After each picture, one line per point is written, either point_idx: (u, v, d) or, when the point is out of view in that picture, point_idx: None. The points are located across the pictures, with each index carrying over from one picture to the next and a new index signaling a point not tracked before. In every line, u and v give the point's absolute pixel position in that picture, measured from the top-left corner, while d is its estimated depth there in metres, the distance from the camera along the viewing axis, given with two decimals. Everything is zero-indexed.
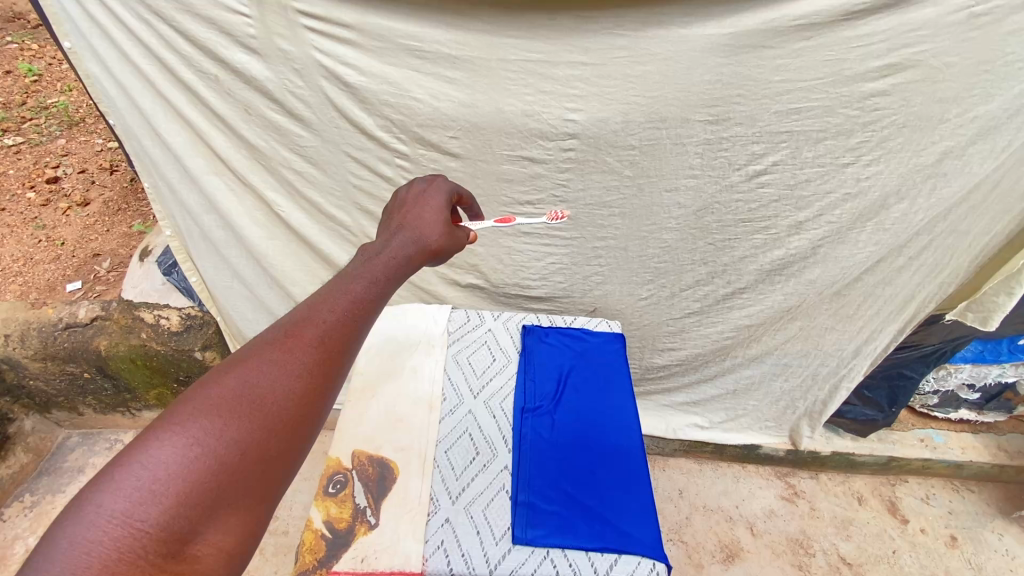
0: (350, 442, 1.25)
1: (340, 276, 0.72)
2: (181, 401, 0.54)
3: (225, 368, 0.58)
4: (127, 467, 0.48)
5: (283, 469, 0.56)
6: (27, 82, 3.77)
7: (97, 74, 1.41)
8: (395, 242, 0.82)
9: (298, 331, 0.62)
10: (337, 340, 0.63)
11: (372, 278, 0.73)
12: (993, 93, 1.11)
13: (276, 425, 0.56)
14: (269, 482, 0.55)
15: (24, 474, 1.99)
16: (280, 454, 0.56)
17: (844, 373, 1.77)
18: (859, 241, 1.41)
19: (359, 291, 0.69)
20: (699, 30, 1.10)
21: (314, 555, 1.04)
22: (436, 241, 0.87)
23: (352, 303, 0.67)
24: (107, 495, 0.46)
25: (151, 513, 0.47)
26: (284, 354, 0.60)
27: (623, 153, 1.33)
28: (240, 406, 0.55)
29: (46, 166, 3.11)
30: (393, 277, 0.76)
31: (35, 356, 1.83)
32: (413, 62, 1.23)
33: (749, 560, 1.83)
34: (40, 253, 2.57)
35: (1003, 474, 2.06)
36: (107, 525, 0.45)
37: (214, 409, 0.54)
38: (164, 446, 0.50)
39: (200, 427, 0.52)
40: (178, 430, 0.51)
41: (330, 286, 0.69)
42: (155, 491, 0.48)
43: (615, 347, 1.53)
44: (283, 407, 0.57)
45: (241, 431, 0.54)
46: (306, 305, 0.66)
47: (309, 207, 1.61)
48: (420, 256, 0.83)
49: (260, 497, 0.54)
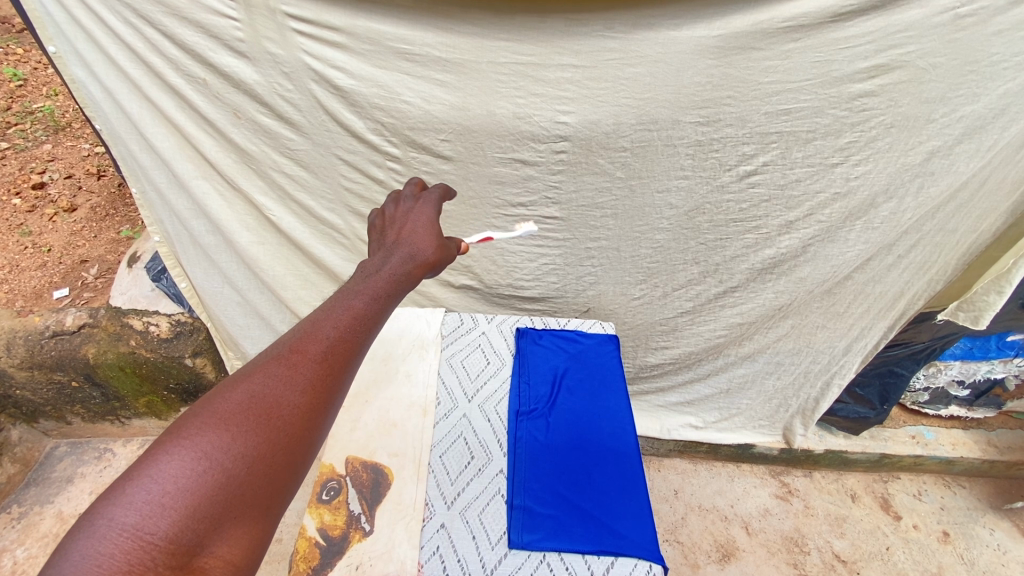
0: (343, 448, 1.24)
1: (342, 291, 0.71)
2: (190, 415, 0.54)
3: (230, 383, 0.58)
4: (137, 481, 0.48)
5: (287, 482, 0.55)
6: (12, 86, 3.73)
7: (83, 79, 1.40)
8: (395, 257, 0.80)
9: (301, 346, 0.61)
10: (340, 355, 0.62)
11: (374, 293, 0.72)
12: (978, 93, 1.13)
13: (281, 440, 0.55)
14: (274, 494, 0.54)
15: (12, 484, 1.95)
16: (285, 467, 0.55)
17: (836, 370, 1.78)
18: (848, 240, 1.42)
19: (361, 306, 0.69)
20: (688, 31, 1.11)
21: (308, 563, 1.02)
22: (436, 255, 0.85)
23: (354, 318, 0.66)
24: (118, 509, 0.46)
25: (160, 526, 0.46)
26: (289, 369, 0.59)
27: (615, 155, 1.33)
28: (245, 420, 0.54)
29: (32, 171, 3.06)
30: (394, 290, 0.75)
31: (22, 364, 1.80)
32: (403, 65, 1.22)
33: (745, 559, 1.84)
34: (27, 260, 2.53)
35: (993, 469, 2.08)
36: (118, 538, 0.44)
37: (221, 423, 0.53)
38: (173, 460, 0.50)
39: (207, 441, 0.52)
40: (186, 443, 0.51)
41: (332, 302, 0.68)
42: (164, 504, 0.47)
43: (609, 349, 1.53)
44: (288, 422, 0.56)
45: (248, 445, 0.53)
46: (308, 321, 0.65)
47: (300, 210, 1.59)
48: (420, 270, 0.82)
49: (265, 510, 0.53)
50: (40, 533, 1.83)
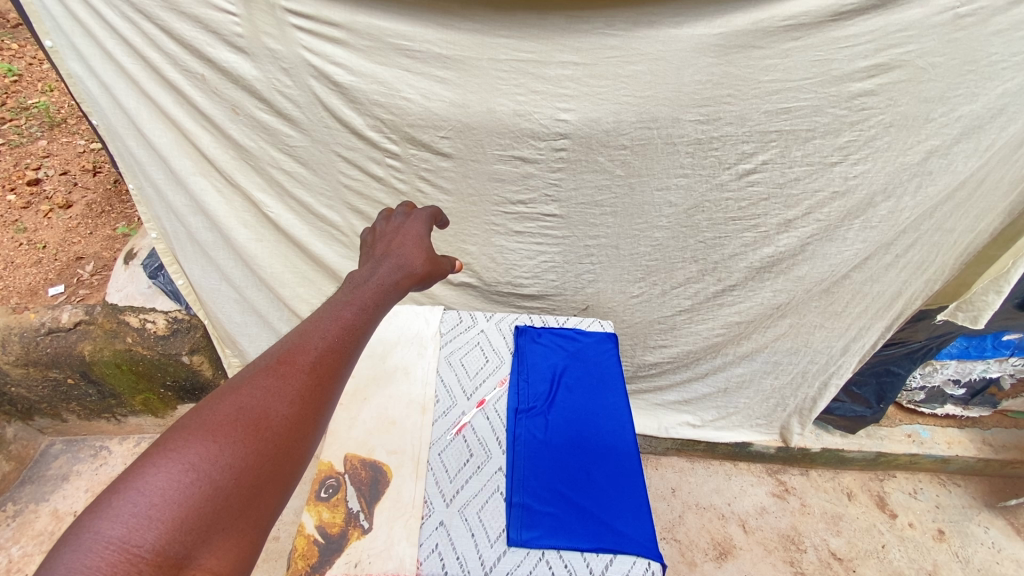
0: (341, 446, 1.23)
1: (329, 304, 0.72)
2: (177, 426, 0.53)
3: (218, 395, 0.57)
4: (123, 493, 0.47)
5: (276, 493, 0.54)
6: (7, 81, 3.69)
7: (80, 74, 1.39)
8: (382, 269, 0.82)
9: (290, 357, 0.62)
10: (328, 365, 0.63)
11: (361, 304, 0.73)
12: (977, 93, 1.13)
13: (270, 450, 0.55)
14: (262, 505, 0.53)
15: (7, 482, 1.93)
16: (274, 477, 0.55)
17: (833, 370, 1.79)
18: (846, 238, 1.42)
19: (349, 318, 0.70)
20: (689, 29, 1.11)
21: (307, 561, 1.02)
22: (422, 267, 0.88)
23: (342, 329, 0.68)
24: (104, 521, 0.45)
25: (148, 538, 0.45)
26: (277, 380, 0.59)
27: (615, 152, 1.33)
28: (234, 430, 0.54)
29: (26, 168, 3.03)
30: (381, 302, 0.77)
31: (17, 361, 1.79)
32: (403, 62, 1.22)
33: (742, 557, 1.84)
34: (21, 257, 2.50)
35: (988, 468, 2.09)
36: (103, 551, 0.43)
37: (209, 433, 0.53)
38: (160, 472, 0.49)
39: (195, 451, 0.51)
40: (174, 455, 0.50)
41: (319, 314, 0.70)
42: (151, 516, 0.46)
43: (608, 348, 1.53)
44: (276, 432, 0.56)
45: (237, 455, 0.53)
46: (296, 334, 0.66)
47: (297, 207, 1.59)
48: (406, 282, 0.84)
49: (253, 522, 0.52)
50: (35, 531, 1.82)
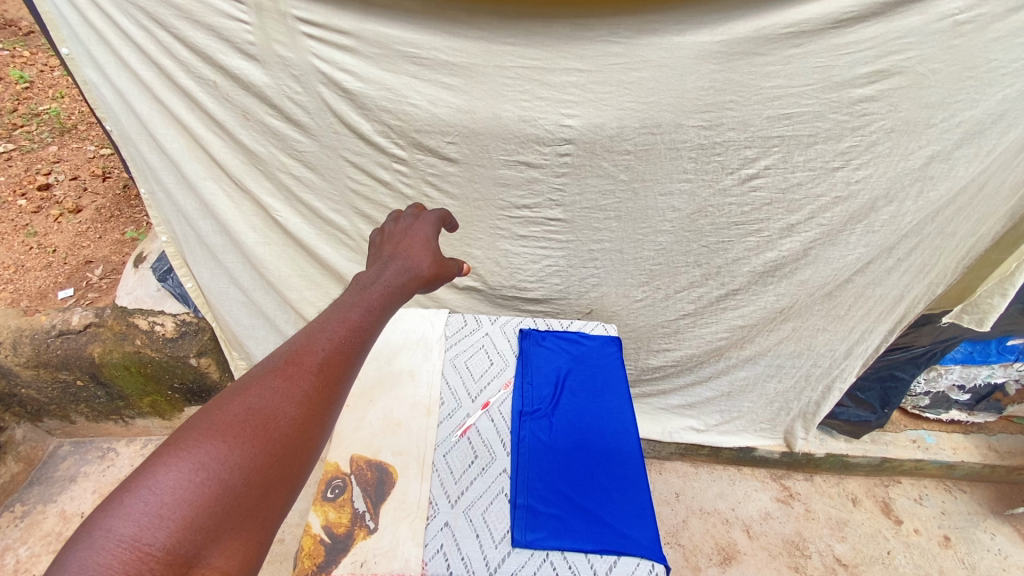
0: (348, 447, 1.25)
1: (336, 305, 0.74)
2: (186, 426, 0.55)
3: (227, 396, 0.59)
4: (136, 492, 0.48)
5: (284, 493, 0.56)
6: (19, 88, 3.75)
7: (95, 81, 1.41)
8: (387, 272, 0.84)
9: (298, 358, 0.63)
10: (336, 366, 0.65)
11: (368, 306, 0.75)
12: (977, 99, 1.14)
13: (278, 451, 0.56)
14: (270, 506, 0.54)
15: (15, 483, 1.95)
16: (281, 478, 0.56)
17: (836, 374, 1.80)
18: (849, 243, 1.43)
19: (355, 319, 0.71)
20: (692, 37, 1.12)
21: (314, 560, 1.03)
22: (427, 270, 0.89)
23: (349, 331, 0.69)
24: (116, 520, 0.46)
25: (158, 536, 0.47)
26: (285, 382, 0.61)
27: (619, 158, 1.35)
28: (244, 430, 0.56)
29: (37, 173, 3.08)
30: (388, 304, 0.78)
31: (28, 363, 1.81)
32: (411, 68, 1.24)
33: (746, 562, 1.84)
34: (32, 260, 2.55)
35: (994, 474, 2.08)
36: (116, 548, 0.45)
37: (219, 433, 0.55)
38: (171, 472, 0.50)
39: (205, 452, 0.53)
40: (184, 455, 0.52)
41: (326, 315, 0.71)
42: (161, 515, 0.48)
43: (612, 351, 1.55)
44: (283, 433, 0.57)
45: (245, 456, 0.54)
46: (303, 334, 0.67)
47: (305, 211, 1.61)
48: (413, 284, 0.86)
49: (260, 521, 0.53)
50: (42, 531, 1.83)
